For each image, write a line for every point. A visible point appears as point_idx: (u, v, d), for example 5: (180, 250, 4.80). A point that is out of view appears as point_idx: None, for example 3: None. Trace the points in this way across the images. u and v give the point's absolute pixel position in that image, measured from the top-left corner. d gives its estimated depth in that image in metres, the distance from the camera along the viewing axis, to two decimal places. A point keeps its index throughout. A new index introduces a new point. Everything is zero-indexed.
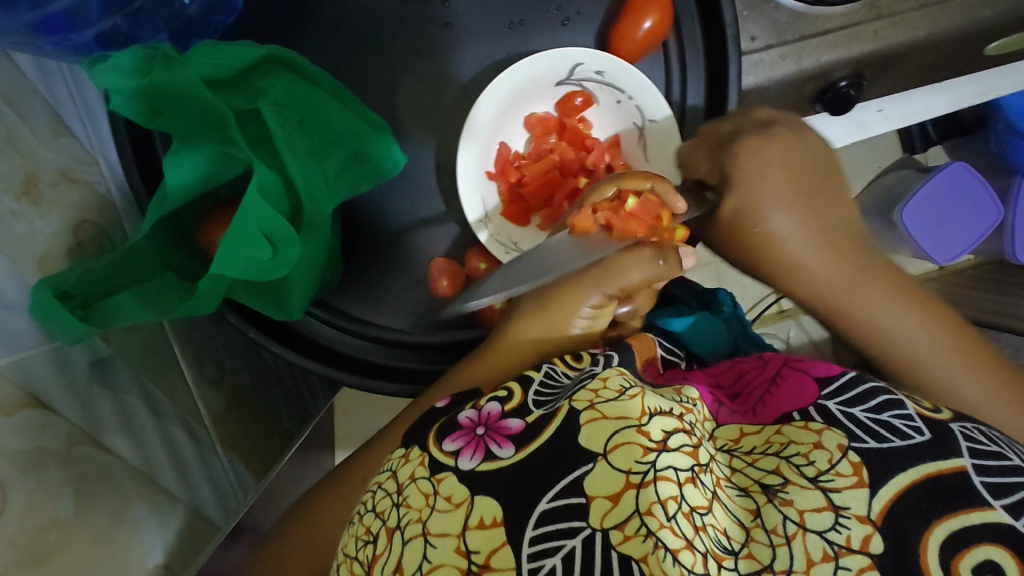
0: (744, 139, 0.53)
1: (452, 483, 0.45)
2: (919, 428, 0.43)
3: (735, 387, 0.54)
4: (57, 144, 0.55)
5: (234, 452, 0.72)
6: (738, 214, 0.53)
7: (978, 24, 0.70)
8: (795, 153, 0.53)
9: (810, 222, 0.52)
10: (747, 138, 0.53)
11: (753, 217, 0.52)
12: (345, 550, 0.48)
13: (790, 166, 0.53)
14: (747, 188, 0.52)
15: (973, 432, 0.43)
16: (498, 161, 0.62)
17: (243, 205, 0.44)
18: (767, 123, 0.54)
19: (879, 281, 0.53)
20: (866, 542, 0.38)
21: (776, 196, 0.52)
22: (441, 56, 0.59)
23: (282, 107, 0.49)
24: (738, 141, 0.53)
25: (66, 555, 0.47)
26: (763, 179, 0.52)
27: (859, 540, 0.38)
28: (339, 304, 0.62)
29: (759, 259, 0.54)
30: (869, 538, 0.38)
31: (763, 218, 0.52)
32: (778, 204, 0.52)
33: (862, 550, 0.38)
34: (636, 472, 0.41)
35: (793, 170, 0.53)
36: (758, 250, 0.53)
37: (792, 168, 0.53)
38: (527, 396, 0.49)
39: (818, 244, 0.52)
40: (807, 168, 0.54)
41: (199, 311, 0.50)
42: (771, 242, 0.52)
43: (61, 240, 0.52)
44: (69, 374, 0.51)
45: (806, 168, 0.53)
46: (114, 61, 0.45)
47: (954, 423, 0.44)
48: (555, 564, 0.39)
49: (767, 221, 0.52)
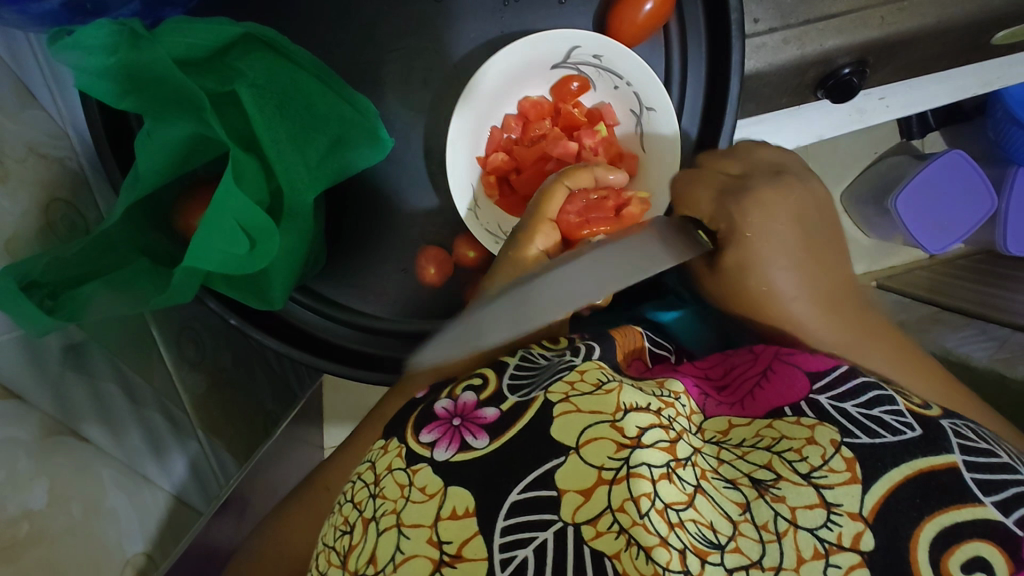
0: (756, 186, 0.51)
1: (426, 474, 0.44)
2: (909, 422, 0.42)
3: (723, 379, 0.53)
4: (24, 116, 0.52)
5: (216, 435, 0.71)
6: (740, 267, 0.52)
7: (986, 12, 0.68)
8: (801, 201, 0.52)
9: (806, 276, 0.52)
10: (758, 186, 0.51)
11: (755, 271, 0.52)
12: (323, 539, 0.47)
13: (795, 221, 0.52)
14: (756, 246, 0.51)
15: (962, 429, 0.43)
16: (489, 146, 0.59)
17: (217, 199, 0.42)
18: (778, 170, 0.53)
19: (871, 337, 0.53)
20: (856, 541, 0.37)
21: (782, 254, 0.51)
22: (432, 33, 0.56)
23: (263, 90, 0.47)
24: (748, 191, 0.51)
25: (39, 549, 0.46)
26: (771, 234, 0.51)
27: (850, 538, 0.37)
28: (320, 288, 0.60)
29: (753, 307, 0.54)
30: (860, 536, 0.37)
31: (765, 274, 0.52)
32: (784, 262, 0.51)
33: (853, 547, 0.37)
34: (608, 468, 0.40)
35: (801, 223, 0.52)
36: (758, 303, 0.53)
37: (805, 228, 0.52)
38: (502, 382, 0.49)
39: (814, 301, 0.53)
40: (811, 216, 0.53)
41: (172, 301, 0.47)
42: (768, 295, 0.52)
43: (30, 219, 0.49)
44: (42, 361, 0.49)
45: (810, 221, 0.53)
46: (78, 35, 0.42)
47: (943, 419, 0.43)
48: (526, 555, 0.39)
49: (768, 276, 0.52)
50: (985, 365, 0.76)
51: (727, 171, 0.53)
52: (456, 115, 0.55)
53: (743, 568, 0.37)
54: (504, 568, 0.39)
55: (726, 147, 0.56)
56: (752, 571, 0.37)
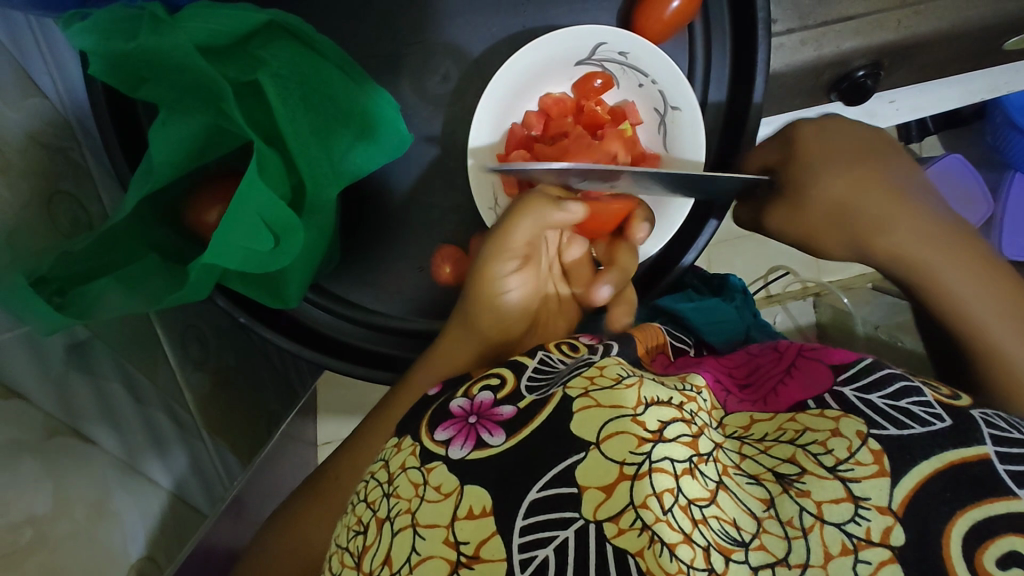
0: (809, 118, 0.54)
1: (442, 473, 0.42)
2: (938, 414, 0.41)
3: (747, 378, 0.53)
4: (26, 105, 0.50)
5: (219, 435, 0.69)
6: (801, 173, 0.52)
7: (1001, 17, 0.68)
8: (849, 128, 0.54)
9: (874, 188, 0.51)
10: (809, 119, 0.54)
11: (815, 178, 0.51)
12: (337, 541, 0.46)
13: (849, 138, 0.53)
14: (809, 155, 0.52)
15: (994, 418, 0.41)
16: (511, 141, 0.57)
17: (246, 183, 0.40)
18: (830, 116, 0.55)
19: (963, 257, 0.49)
20: (886, 535, 0.36)
21: (841, 162, 0.51)
22: (453, 27, 0.55)
23: (284, 80, 0.45)
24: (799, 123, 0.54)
25: (41, 554, 0.44)
26: (822, 146, 0.52)
27: (879, 532, 0.36)
28: (335, 288, 0.58)
29: (826, 226, 0.52)
30: (890, 530, 0.36)
31: (822, 178, 0.51)
32: (845, 169, 0.51)
33: (883, 542, 0.36)
34: (630, 462, 0.39)
35: (855, 143, 0.53)
36: (832, 225, 0.52)
37: (858, 145, 0.53)
38: (521, 381, 0.48)
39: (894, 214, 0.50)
40: (868, 141, 0.53)
41: (189, 300, 0.45)
42: (834, 204, 0.51)
43: (33, 212, 0.47)
44: (45, 360, 0.47)
45: (866, 143, 0.53)
46: (92, 19, 0.40)
47: (974, 410, 0.42)
48: (547, 555, 0.38)
49: (829, 184, 0.51)
50: None
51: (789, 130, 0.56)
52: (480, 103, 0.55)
53: (769, 566, 0.36)
54: (524, 568, 0.38)
55: (761, 103, 0.54)
56: (777, 569, 0.36)
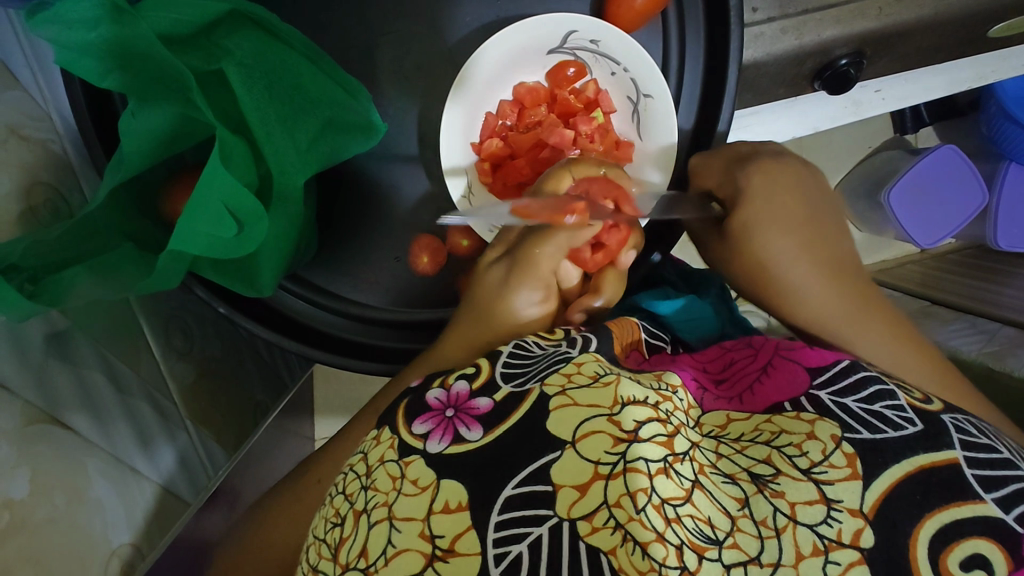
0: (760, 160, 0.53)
1: (419, 466, 0.41)
2: (910, 418, 0.40)
3: (722, 373, 0.51)
4: (5, 96, 0.51)
5: (204, 425, 0.70)
6: (743, 230, 0.52)
7: (982, 4, 0.68)
8: (788, 177, 0.52)
9: (809, 251, 0.51)
10: (762, 159, 0.53)
11: (755, 240, 0.51)
12: (315, 532, 0.45)
13: (796, 189, 0.52)
14: (758, 211, 0.51)
15: (964, 424, 0.40)
16: (484, 133, 0.58)
17: (208, 176, 0.40)
18: (781, 152, 0.55)
19: (875, 322, 0.50)
20: (856, 537, 0.36)
21: (783, 222, 0.51)
22: (427, 17, 0.55)
23: (249, 68, 0.46)
24: (754, 162, 0.53)
25: (22, 536, 0.45)
26: (769, 203, 0.51)
27: (850, 534, 0.36)
28: (312, 278, 0.59)
29: (758, 283, 0.52)
30: (860, 532, 0.36)
31: (762, 241, 0.51)
32: (785, 232, 0.51)
33: (853, 544, 0.35)
34: (605, 462, 0.38)
35: (797, 199, 0.52)
36: (763, 276, 0.52)
37: (804, 199, 0.52)
38: (495, 370, 0.46)
39: (823, 276, 0.50)
40: (808, 196, 0.52)
41: (159, 286, 0.46)
42: (769, 265, 0.51)
43: (11, 203, 0.48)
44: (24, 349, 0.48)
45: (810, 195, 0.53)
46: (57, 7, 0.40)
47: (945, 415, 0.41)
48: (522, 550, 0.37)
49: (765, 247, 0.51)
50: (973, 358, 0.76)
51: (737, 149, 0.55)
52: (453, 90, 0.55)
53: (742, 565, 0.35)
54: (497, 563, 0.37)
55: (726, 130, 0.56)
56: (749, 568, 0.35)
